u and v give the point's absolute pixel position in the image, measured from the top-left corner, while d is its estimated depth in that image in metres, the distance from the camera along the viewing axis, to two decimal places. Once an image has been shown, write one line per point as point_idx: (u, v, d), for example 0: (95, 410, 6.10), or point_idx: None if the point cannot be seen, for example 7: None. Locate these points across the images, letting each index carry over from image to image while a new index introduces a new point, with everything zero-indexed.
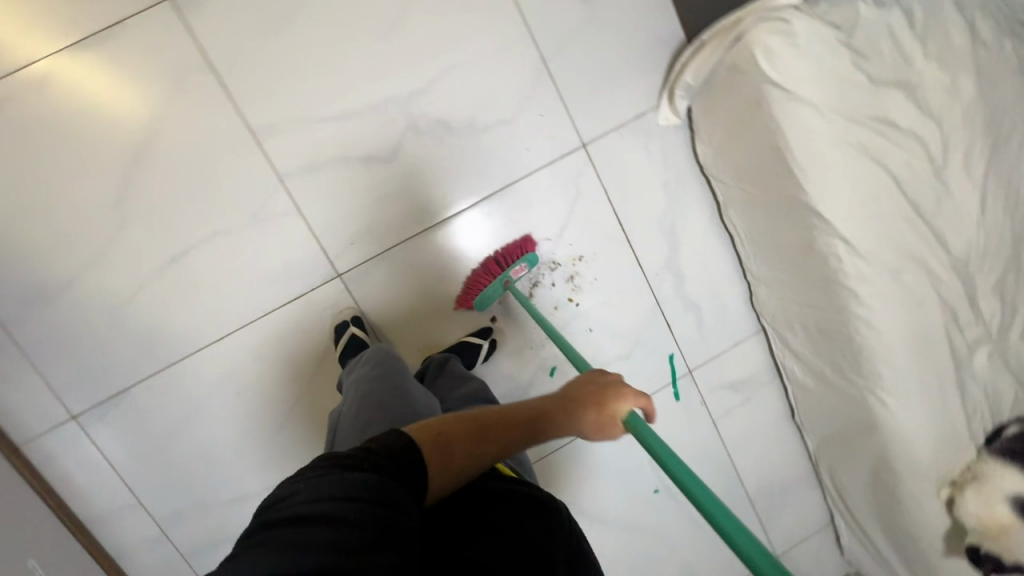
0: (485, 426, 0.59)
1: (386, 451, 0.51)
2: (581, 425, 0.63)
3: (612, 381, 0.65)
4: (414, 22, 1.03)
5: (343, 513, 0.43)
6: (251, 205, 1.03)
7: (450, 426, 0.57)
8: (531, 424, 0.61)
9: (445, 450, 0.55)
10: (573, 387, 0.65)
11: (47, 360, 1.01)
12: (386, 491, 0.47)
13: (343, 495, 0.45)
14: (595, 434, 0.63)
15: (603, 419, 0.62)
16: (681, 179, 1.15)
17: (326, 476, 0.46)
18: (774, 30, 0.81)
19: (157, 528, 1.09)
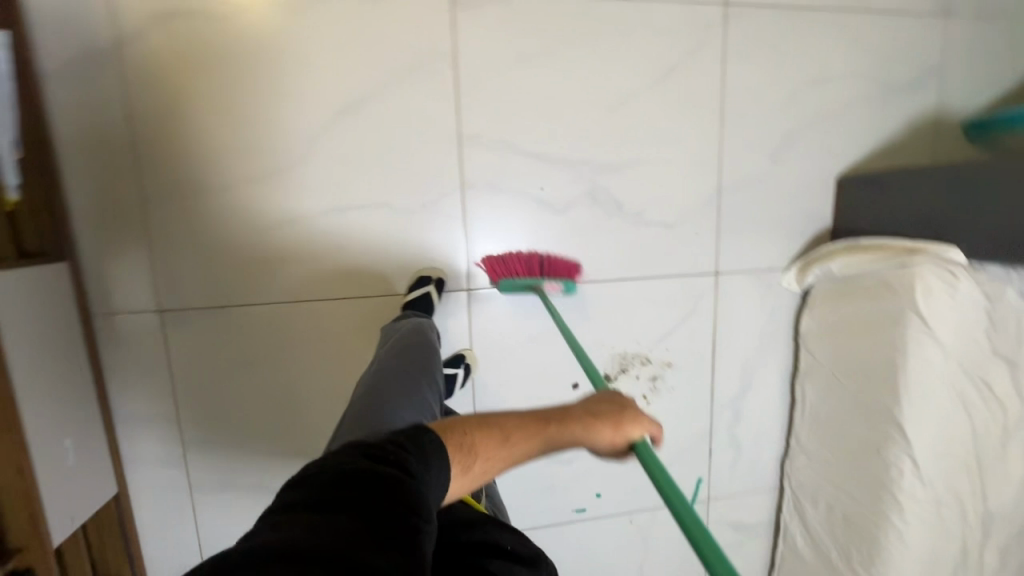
0: (506, 438, 0.67)
1: (415, 446, 0.60)
2: (594, 439, 0.70)
3: (628, 407, 0.73)
4: (636, 110, 1.11)
5: (359, 501, 0.50)
6: (425, 193, 1.06)
7: (480, 438, 0.66)
8: (540, 429, 0.69)
9: (466, 454, 0.65)
10: (590, 404, 0.74)
11: (164, 248, 0.98)
12: (403, 482, 0.54)
13: (361, 482, 0.52)
14: (607, 451, 0.70)
15: (608, 429, 0.70)
16: (777, 336, 1.27)
17: (345, 466, 0.55)
18: (940, 276, 0.96)
19: (179, 449, 1.04)
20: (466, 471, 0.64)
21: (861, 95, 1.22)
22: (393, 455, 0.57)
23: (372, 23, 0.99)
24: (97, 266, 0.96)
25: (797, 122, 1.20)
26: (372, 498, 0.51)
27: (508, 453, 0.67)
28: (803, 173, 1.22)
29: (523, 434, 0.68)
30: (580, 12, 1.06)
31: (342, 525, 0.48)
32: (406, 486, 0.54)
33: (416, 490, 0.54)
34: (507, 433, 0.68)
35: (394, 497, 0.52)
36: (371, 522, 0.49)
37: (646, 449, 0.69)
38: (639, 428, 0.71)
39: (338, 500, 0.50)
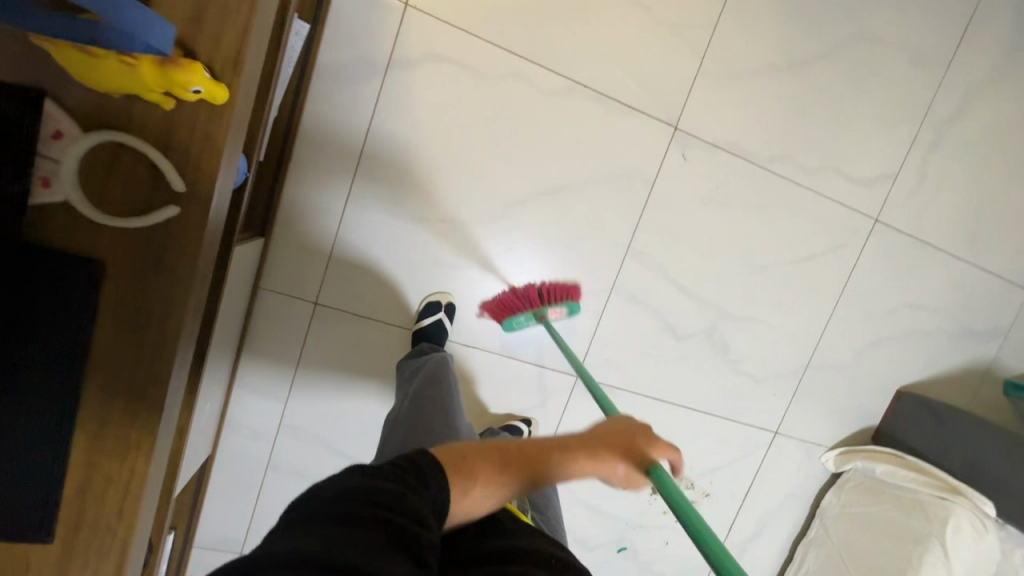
0: (489, 455, 0.60)
1: (415, 468, 0.53)
2: (600, 470, 0.63)
3: (645, 431, 0.68)
4: (773, 278, 1.24)
5: (349, 502, 0.45)
6: (579, 283, 1.15)
7: (479, 453, 0.59)
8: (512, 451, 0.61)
9: (466, 478, 0.57)
10: (602, 428, 0.68)
11: (345, 251, 1.03)
12: (392, 494, 0.47)
13: (353, 487, 0.47)
14: (616, 480, 0.64)
15: (618, 458, 0.64)
16: (799, 500, 1.42)
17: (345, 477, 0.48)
18: (972, 521, 1.15)
19: (275, 427, 1.10)
20: (469, 489, 0.56)
21: (945, 329, 1.39)
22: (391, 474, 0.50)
23: (602, 129, 1.08)
24: (281, 245, 1.00)
25: (887, 333, 1.36)
26: (365, 500, 0.46)
27: (503, 485, 0.59)
28: (873, 376, 1.38)
29: (510, 444, 0.62)
30: (766, 184, 1.18)
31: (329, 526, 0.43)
32: (405, 490, 0.49)
33: (410, 498, 0.48)
34: (504, 456, 0.61)
35: (385, 506, 0.46)
36: (364, 520, 0.44)
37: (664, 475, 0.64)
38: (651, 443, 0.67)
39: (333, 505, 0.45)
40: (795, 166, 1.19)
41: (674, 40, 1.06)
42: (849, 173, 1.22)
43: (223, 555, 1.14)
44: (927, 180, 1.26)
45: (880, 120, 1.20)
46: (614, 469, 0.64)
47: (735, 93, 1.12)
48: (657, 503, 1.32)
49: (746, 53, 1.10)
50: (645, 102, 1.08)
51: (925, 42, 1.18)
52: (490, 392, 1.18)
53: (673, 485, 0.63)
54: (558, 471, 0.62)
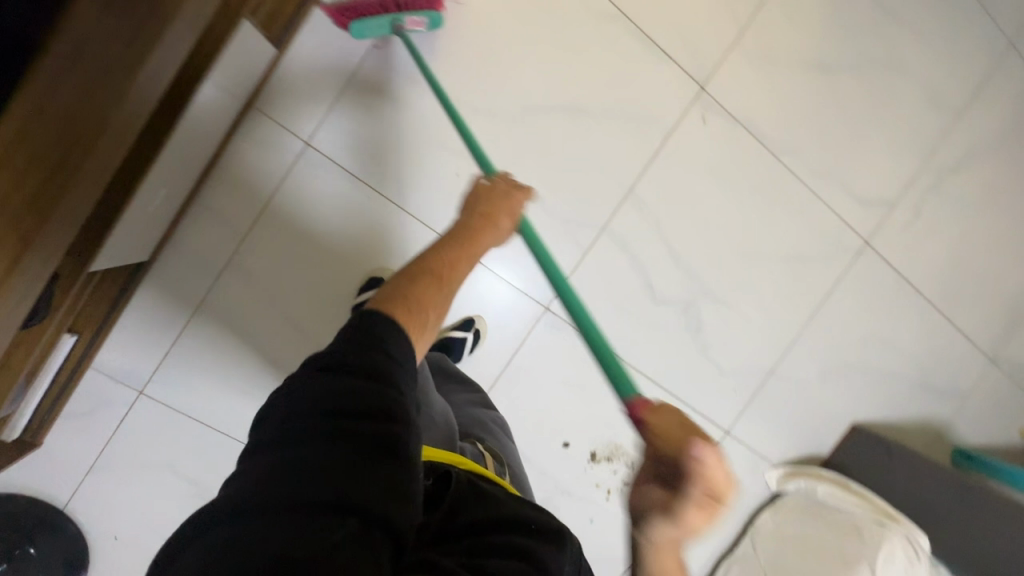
0: (420, 279, 0.60)
1: (375, 338, 0.48)
2: (483, 243, 0.72)
3: (514, 189, 0.79)
4: (759, 269, 1.24)
5: (322, 430, 0.42)
6: (574, 212, 1.12)
7: (417, 287, 0.58)
8: (439, 273, 0.63)
9: (412, 309, 0.55)
10: (481, 200, 0.77)
11: (353, 100, 1.00)
12: (343, 403, 0.44)
13: (321, 405, 0.43)
14: (494, 234, 0.75)
15: (495, 224, 0.75)
16: (734, 513, 1.35)
17: (299, 384, 0.46)
18: (907, 549, 1.10)
19: (220, 263, 1.00)
20: (427, 319, 0.56)
21: (908, 378, 1.39)
22: (348, 359, 0.46)
23: (634, 65, 1.09)
24: (292, 71, 0.97)
25: (854, 362, 1.35)
26: (334, 426, 0.42)
27: (448, 301, 0.61)
28: (832, 402, 1.36)
29: (439, 263, 0.64)
30: (773, 173, 1.20)
31: (301, 456, 0.41)
32: (379, 405, 0.45)
33: (370, 393, 0.45)
34: (439, 275, 0.62)
35: (336, 414, 0.43)
36: (339, 448, 0.41)
37: (526, 220, 0.79)
38: (517, 201, 0.78)
39: (303, 428, 0.43)
40: (804, 163, 1.21)
41: (720, 4, 1.10)
42: (852, 188, 1.25)
43: (114, 390, 1.01)
44: (919, 220, 1.30)
45: (888, 146, 1.25)
46: (492, 235, 0.74)
47: (764, 74, 1.15)
48: (594, 472, 1.25)
49: (783, 39, 1.14)
50: (680, 52, 1.11)
51: (943, 83, 1.24)
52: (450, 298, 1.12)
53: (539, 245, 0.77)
54: (467, 263, 0.69)
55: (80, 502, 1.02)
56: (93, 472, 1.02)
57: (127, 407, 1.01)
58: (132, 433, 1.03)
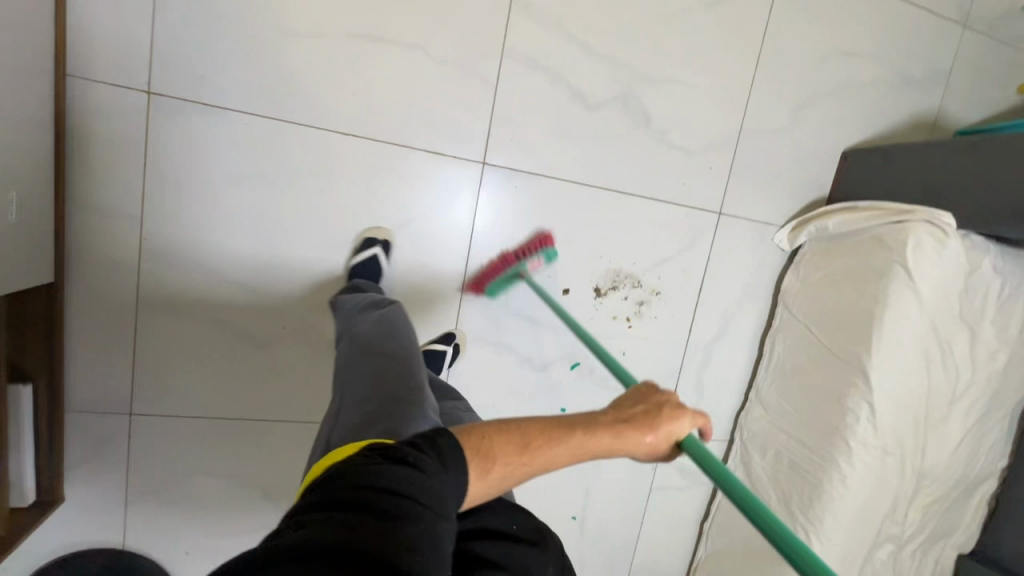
0: (505, 438, 0.59)
1: (449, 451, 0.55)
2: (633, 447, 0.62)
3: (667, 400, 0.67)
4: (683, 28, 1.12)
5: (362, 496, 0.48)
6: (464, 49, 1.01)
7: (504, 443, 0.59)
8: (536, 439, 0.60)
9: (486, 459, 0.57)
10: (620, 406, 0.67)
11: (171, 23, 0.88)
12: (421, 485, 0.51)
13: (366, 478, 0.50)
14: (647, 453, 0.63)
15: (636, 433, 0.62)
16: (758, 290, 1.31)
17: (362, 463, 0.52)
18: (932, 235, 1.02)
19: (134, 258, 0.93)
20: (490, 477, 0.57)
21: (884, 81, 1.28)
22: (408, 454, 0.53)
23: None
24: (91, 22, 0.85)
25: (821, 88, 1.25)
26: (373, 501, 0.48)
27: (525, 450, 0.59)
28: (814, 138, 1.27)
29: (545, 437, 0.60)
30: None
31: (339, 518, 0.46)
32: (422, 488, 0.51)
33: (440, 499, 0.51)
34: (527, 439, 0.60)
35: (407, 497, 0.49)
36: (377, 524, 0.46)
37: (695, 442, 0.63)
38: (679, 425, 0.64)
39: (346, 498, 0.48)
40: None
41: None
42: None
43: (103, 425, 0.97)
44: None
45: None
46: (631, 444, 0.62)
47: None
48: (605, 307, 1.21)
49: None
50: None
51: None
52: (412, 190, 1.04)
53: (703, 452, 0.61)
54: (591, 453, 0.62)
55: (135, 535, 1.03)
56: (130, 506, 1.01)
57: (125, 434, 0.98)
58: (145, 457, 1.01)
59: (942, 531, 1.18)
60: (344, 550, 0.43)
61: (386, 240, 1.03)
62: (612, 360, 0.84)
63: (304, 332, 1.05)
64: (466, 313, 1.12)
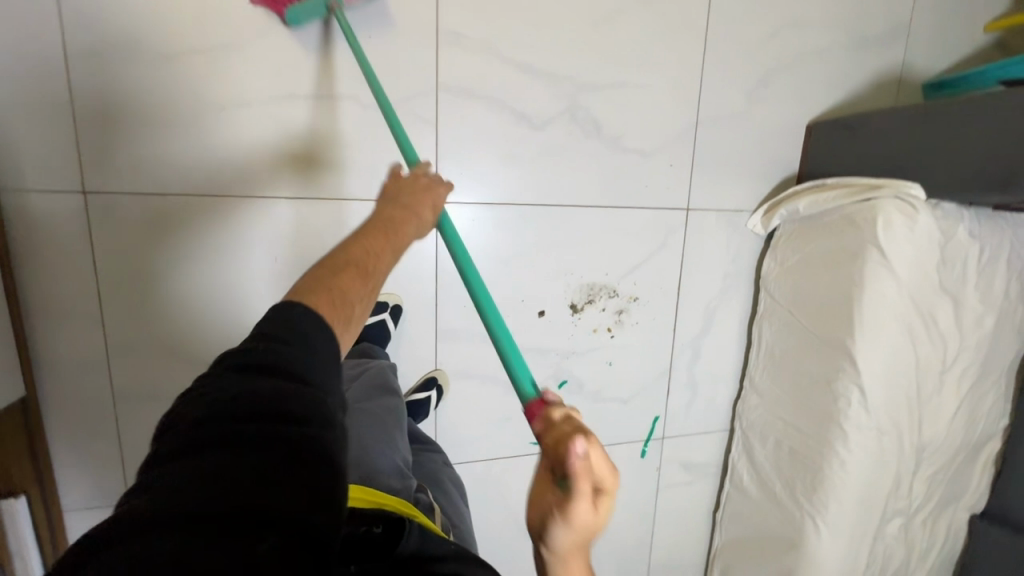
0: (338, 266, 0.61)
1: (303, 332, 0.52)
2: (410, 232, 0.72)
3: (430, 179, 0.82)
4: (621, 28, 1.07)
5: (234, 420, 0.45)
6: (397, 90, 0.98)
7: (342, 276, 0.60)
8: (365, 265, 0.63)
9: (341, 301, 0.58)
10: (395, 194, 0.77)
11: (93, 119, 0.86)
12: (284, 393, 0.47)
13: (232, 399, 0.46)
14: (425, 226, 0.76)
15: (420, 215, 0.75)
16: (738, 278, 1.29)
17: (212, 393, 0.47)
18: (902, 210, 0.99)
19: (101, 355, 0.94)
20: (355, 313, 0.60)
21: (841, 45, 1.23)
22: (267, 357, 0.49)
23: None
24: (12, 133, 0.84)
25: (776, 63, 1.20)
26: (243, 423, 0.45)
27: (374, 292, 0.63)
28: (775, 116, 1.23)
29: (365, 246, 0.65)
30: None
31: (207, 461, 0.42)
32: (299, 392, 0.48)
33: (308, 395, 0.48)
34: (364, 264, 0.63)
35: (262, 409, 0.46)
36: (254, 439, 0.44)
37: (446, 213, 0.80)
38: (438, 192, 0.80)
39: (199, 435, 0.44)
40: None
41: None
42: None
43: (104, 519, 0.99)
44: None
45: None
46: (416, 224, 0.74)
47: None
48: (584, 322, 1.20)
49: None
50: None
51: None
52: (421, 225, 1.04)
53: (451, 230, 0.78)
54: (394, 246, 0.69)
55: None
56: None
57: None
58: None
59: (951, 495, 1.17)
60: (222, 484, 0.41)
61: (396, 305, 1.06)
62: (401, 130, 0.86)
63: None
64: (444, 352, 1.11)
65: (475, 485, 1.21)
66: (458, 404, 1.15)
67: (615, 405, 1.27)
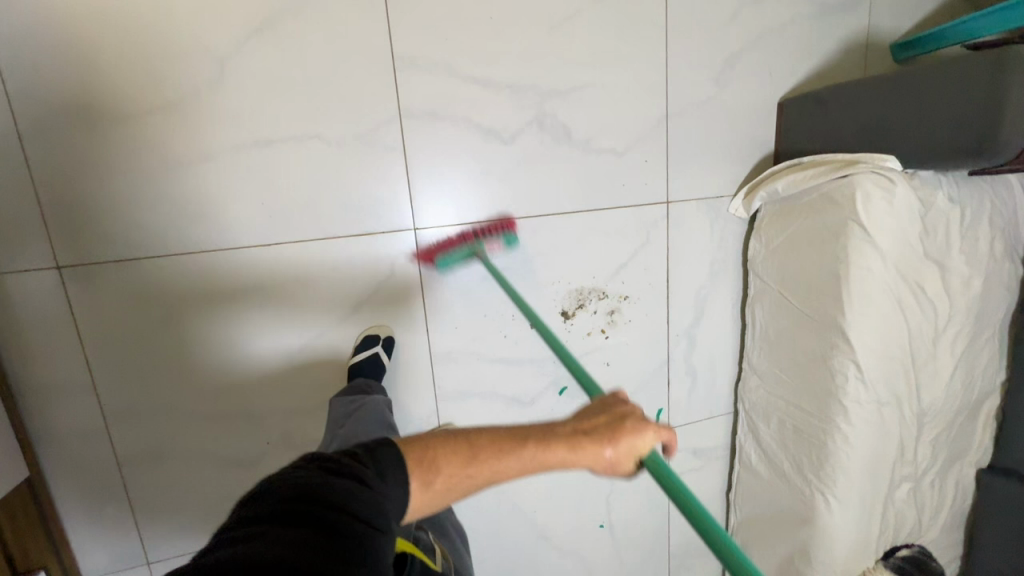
0: (474, 447, 0.65)
1: (380, 455, 0.62)
2: (581, 456, 0.64)
3: (628, 413, 0.68)
4: (579, 30, 1.06)
5: (306, 499, 0.54)
6: (360, 124, 0.97)
7: (447, 454, 0.64)
8: (482, 450, 0.64)
9: (428, 465, 0.63)
10: (583, 418, 0.69)
11: (56, 193, 0.86)
12: (357, 487, 0.57)
13: (310, 486, 0.55)
14: (603, 470, 0.64)
15: (595, 446, 0.63)
16: (726, 263, 1.29)
17: (303, 477, 0.57)
18: (879, 183, 0.98)
19: (99, 424, 0.94)
20: (433, 486, 0.62)
21: (804, 17, 1.22)
22: (346, 467, 0.59)
23: None
24: None
25: (741, 43, 1.18)
26: (313, 506, 0.53)
27: (471, 473, 0.63)
28: (745, 98, 1.21)
29: (492, 442, 0.65)
30: None
31: (286, 535, 0.50)
32: (365, 502, 0.56)
33: (377, 497, 0.57)
34: (476, 442, 0.65)
35: (334, 504, 0.54)
36: (319, 520, 0.52)
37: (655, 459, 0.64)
38: (644, 435, 0.65)
39: (291, 508, 0.53)
40: None
41: None
42: None
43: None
44: None
45: None
46: (549, 429, 0.67)
47: None
48: (577, 327, 1.20)
49: None
50: None
51: None
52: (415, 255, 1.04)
53: (667, 472, 0.60)
54: (520, 442, 0.65)
55: None
56: None
57: None
58: None
59: (956, 453, 1.19)
60: (306, 554, 0.48)
61: (387, 337, 1.04)
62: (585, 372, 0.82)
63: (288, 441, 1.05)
64: (441, 375, 1.12)
65: (489, 498, 1.23)
66: (461, 424, 1.16)
67: None
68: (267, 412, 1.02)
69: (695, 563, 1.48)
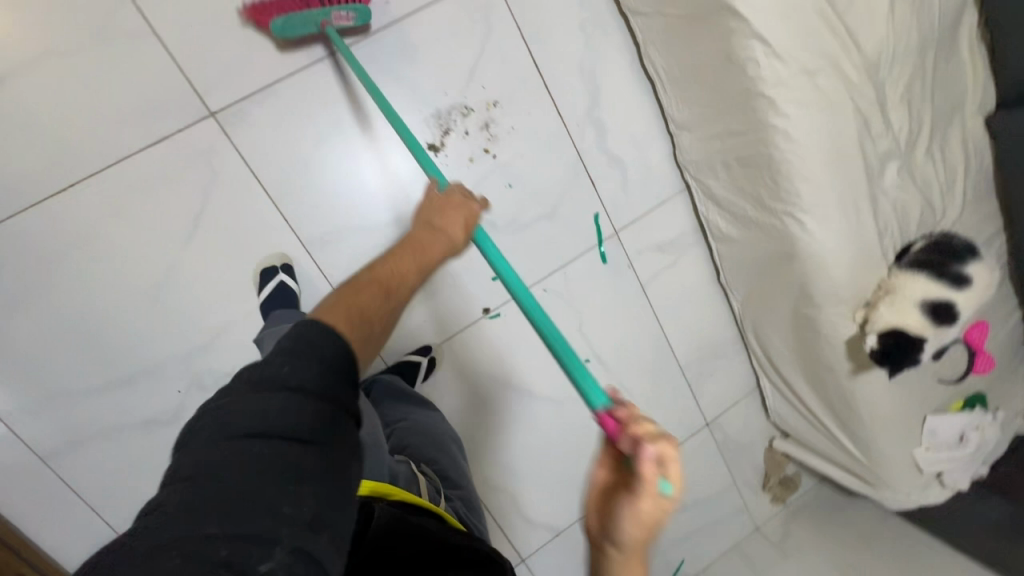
0: (395, 277, 0.68)
1: (327, 402, 0.53)
2: (449, 230, 0.77)
3: (456, 194, 0.81)
4: None
5: (223, 458, 0.48)
6: (90, 18, 0.84)
7: (390, 261, 0.70)
8: (391, 282, 0.68)
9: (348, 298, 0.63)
10: (428, 215, 0.79)
11: None
12: (296, 452, 0.49)
13: (229, 434, 0.49)
14: (450, 246, 0.77)
15: (426, 232, 0.76)
16: (600, 18, 1.08)
17: (246, 427, 0.49)
18: None
19: (5, 428, 0.92)
20: (376, 332, 0.63)
21: None
22: (287, 420, 0.50)
23: None
24: None
25: None
26: (221, 472, 0.47)
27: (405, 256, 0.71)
28: None
29: (390, 270, 0.68)
30: None
31: (208, 524, 0.45)
32: (269, 462, 0.48)
33: (312, 470, 0.49)
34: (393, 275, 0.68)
35: (273, 473, 0.47)
36: (221, 495, 0.46)
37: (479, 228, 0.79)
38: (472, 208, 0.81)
39: (221, 474, 0.47)
40: None
41: None
42: None
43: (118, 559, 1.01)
44: None
45: None
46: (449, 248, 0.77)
47: None
48: (454, 157, 1.05)
49: None
50: None
51: None
52: (318, 146, 0.97)
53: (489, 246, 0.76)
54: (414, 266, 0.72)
55: None
56: None
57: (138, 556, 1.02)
58: None
59: (944, 106, 0.95)
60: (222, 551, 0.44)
61: (287, 264, 0.99)
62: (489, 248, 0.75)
63: (199, 383, 0.99)
64: (327, 261, 1.02)
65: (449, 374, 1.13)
66: None
67: (542, 225, 1.12)
68: (163, 362, 0.96)
69: (717, 367, 1.33)
